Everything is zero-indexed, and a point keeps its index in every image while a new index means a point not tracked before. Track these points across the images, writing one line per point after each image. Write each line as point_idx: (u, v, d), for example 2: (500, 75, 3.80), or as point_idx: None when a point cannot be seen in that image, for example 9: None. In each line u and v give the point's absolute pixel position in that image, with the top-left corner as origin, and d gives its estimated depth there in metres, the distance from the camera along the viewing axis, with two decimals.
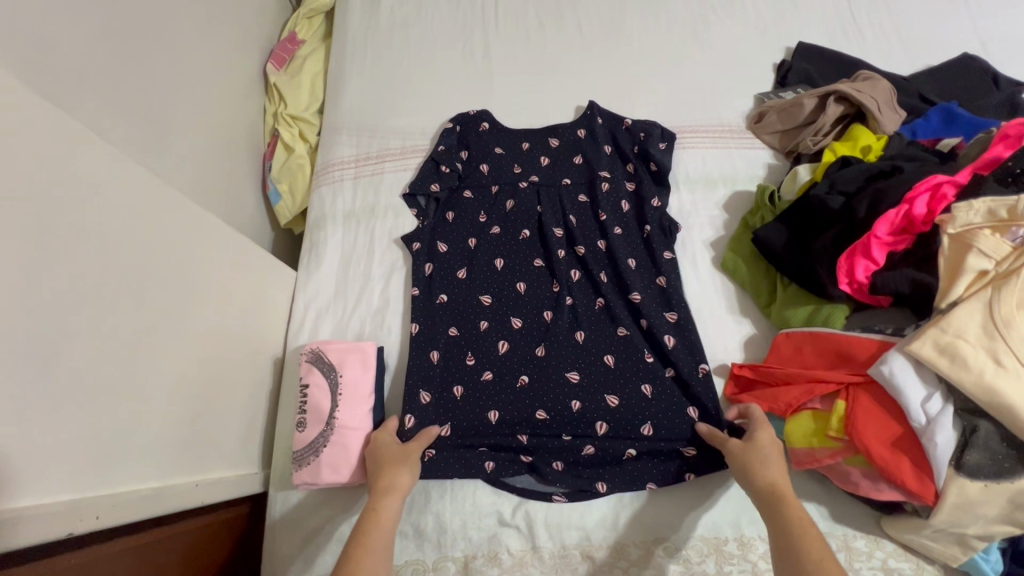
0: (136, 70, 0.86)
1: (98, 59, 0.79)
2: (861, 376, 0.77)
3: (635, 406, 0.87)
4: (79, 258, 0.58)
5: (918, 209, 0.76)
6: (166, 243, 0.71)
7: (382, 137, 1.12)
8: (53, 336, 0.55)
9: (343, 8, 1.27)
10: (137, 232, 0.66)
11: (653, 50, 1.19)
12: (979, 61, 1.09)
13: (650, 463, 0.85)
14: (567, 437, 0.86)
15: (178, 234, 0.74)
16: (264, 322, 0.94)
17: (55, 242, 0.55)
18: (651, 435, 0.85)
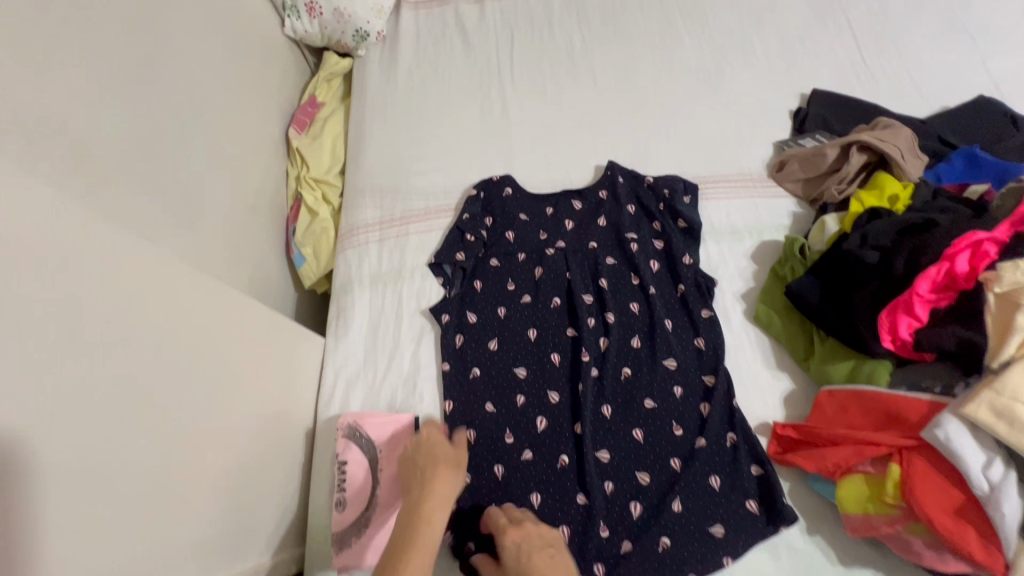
0: (166, 153, 0.87)
1: (127, 147, 0.79)
2: (914, 438, 0.75)
3: (664, 482, 0.87)
4: (116, 364, 0.58)
5: (960, 265, 0.75)
6: (197, 333, 0.71)
7: (405, 198, 1.13)
8: (86, 450, 0.54)
9: (360, 70, 1.29)
10: (169, 327, 0.66)
11: (669, 101, 1.20)
12: (995, 103, 1.10)
13: (688, 548, 0.82)
14: (606, 528, 0.84)
15: (208, 321, 0.73)
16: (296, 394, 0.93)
17: (83, 353, 0.54)
18: (681, 512, 0.84)
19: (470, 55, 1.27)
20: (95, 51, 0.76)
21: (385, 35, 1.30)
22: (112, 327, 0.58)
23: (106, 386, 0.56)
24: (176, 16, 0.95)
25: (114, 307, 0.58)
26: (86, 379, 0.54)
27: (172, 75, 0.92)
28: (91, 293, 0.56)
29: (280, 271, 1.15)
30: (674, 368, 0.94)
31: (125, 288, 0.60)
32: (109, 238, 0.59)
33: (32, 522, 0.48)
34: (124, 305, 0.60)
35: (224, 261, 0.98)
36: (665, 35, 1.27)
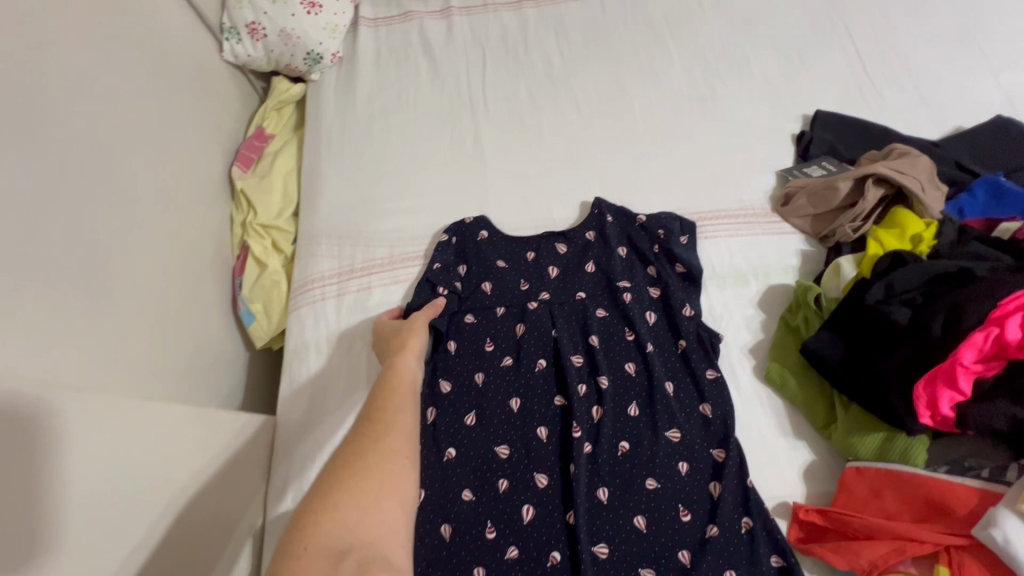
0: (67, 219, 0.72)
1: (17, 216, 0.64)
2: (963, 535, 0.65)
3: None
4: None
5: (1011, 332, 0.64)
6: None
7: (367, 245, 0.99)
8: None
9: (313, 96, 1.14)
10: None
11: (658, 125, 1.08)
12: (1015, 124, 1.00)
13: None
14: None
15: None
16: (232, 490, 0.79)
17: None
18: None
19: (438, 77, 1.14)
20: None
21: (341, 56, 1.16)
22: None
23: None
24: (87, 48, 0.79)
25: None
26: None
27: (79, 122, 0.76)
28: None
29: (226, 331, 1.01)
30: (677, 440, 0.82)
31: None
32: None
33: None
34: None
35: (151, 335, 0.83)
36: (652, 51, 1.15)
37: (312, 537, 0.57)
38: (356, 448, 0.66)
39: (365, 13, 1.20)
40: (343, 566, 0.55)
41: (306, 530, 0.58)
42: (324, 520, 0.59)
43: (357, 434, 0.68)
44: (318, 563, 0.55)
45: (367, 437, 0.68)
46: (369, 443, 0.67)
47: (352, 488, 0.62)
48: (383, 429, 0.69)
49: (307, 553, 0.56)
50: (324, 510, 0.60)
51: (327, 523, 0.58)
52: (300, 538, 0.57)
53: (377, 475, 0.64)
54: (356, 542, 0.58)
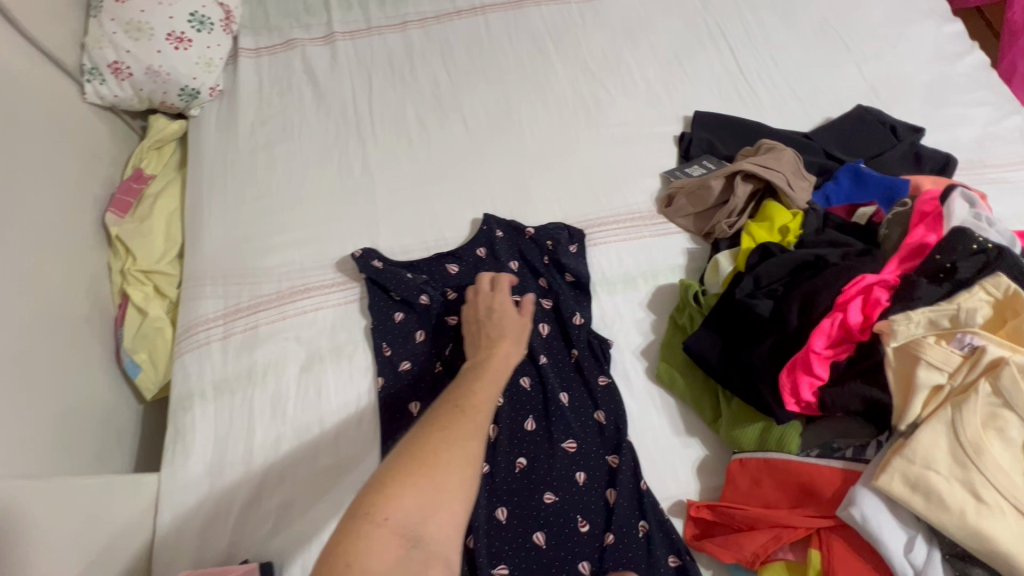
0: None
1: None
2: (830, 517, 0.67)
3: None
4: None
5: (853, 316, 0.67)
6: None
7: (253, 283, 0.96)
8: None
9: (194, 133, 1.11)
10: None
11: (544, 136, 1.10)
12: (873, 112, 1.06)
13: None
14: None
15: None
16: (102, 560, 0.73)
17: None
18: None
19: (324, 103, 1.13)
20: None
21: (221, 89, 1.13)
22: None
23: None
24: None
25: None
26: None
27: None
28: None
29: (111, 385, 0.95)
30: (574, 451, 0.81)
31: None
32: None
33: None
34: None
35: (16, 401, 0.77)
36: (537, 64, 1.17)
37: (390, 510, 0.50)
38: (447, 425, 0.58)
39: (244, 43, 1.18)
40: (411, 555, 0.49)
41: (385, 501, 0.50)
42: (400, 494, 0.51)
43: (448, 410, 0.60)
44: (387, 546, 0.48)
45: (456, 421, 0.59)
46: (460, 428, 0.58)
47: (440, 468, 0.54)
48: (474, 417, 0.60)
49: (378, 529, 0.49)
50: (405, 482, 0.52)
51: (405, 499, 0.51)
52: (375, 508, 0.50)
53: (460, 467, 0.55)
54: (428, 532, 0.50)
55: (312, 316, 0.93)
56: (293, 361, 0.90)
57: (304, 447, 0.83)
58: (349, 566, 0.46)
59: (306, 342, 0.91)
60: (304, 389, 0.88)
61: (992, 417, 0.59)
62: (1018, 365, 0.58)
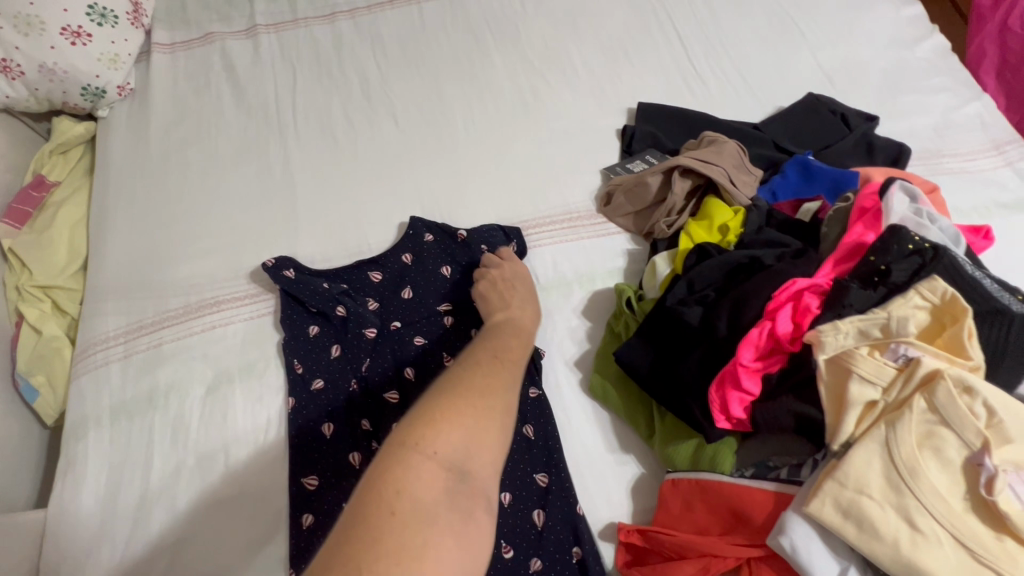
0: None
1: None
2: (760, 546, 0.61)
3: None
4: None
5: (783, 325, 0.61)
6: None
7: (157, 297, 0.89)
8: None
9: (102, 135, 1.03)
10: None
11: (478, 132, 1.03)
12: (824, 100, 1.01)
13: None
14: None
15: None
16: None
17: None
18: None
19: (243, 101, 1.05)
20: None
21: (131, 88, 1.05)
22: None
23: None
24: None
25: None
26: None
27: None
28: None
29: (4, 411, 0.87)
30: (500, 468, 0.73)
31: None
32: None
33: None
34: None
35: None
36: (473, 55, 1.10)
37: (438, 443, 0.49)
38: (486, 373, 0.58)
39: (157, 39, 1.10)
40: (458, 487, 0.47)
41: (433, 431, 0.49)
42: (447, 426, 0.50)
43: (484, 361, 0.61)
44: (434, 476, 0.47)
45: (494, 369, 0.59)
46: (498, 376, 0.58)
47: (485, 407, 0.53)
48: (508, 369, 0.61)
49: (427, 460, 0.47)
50: (452, 415, 0.51)
51: (453, 430, 0.50)
52: (424, 438, 0.48)
53: (502, 409, 0.54)
54: (474, 467, 0.49)
55: (220, 332, 0.86)
56: (199, 382, 0.83)
57: (206, 476, 0.77)
58: (397, 495, 0.44)
59: (212, 360, 0.84)
60: (209, 413, 0.81)
61: (929, 435, 0.53)
62: (954, 379, 0.53)
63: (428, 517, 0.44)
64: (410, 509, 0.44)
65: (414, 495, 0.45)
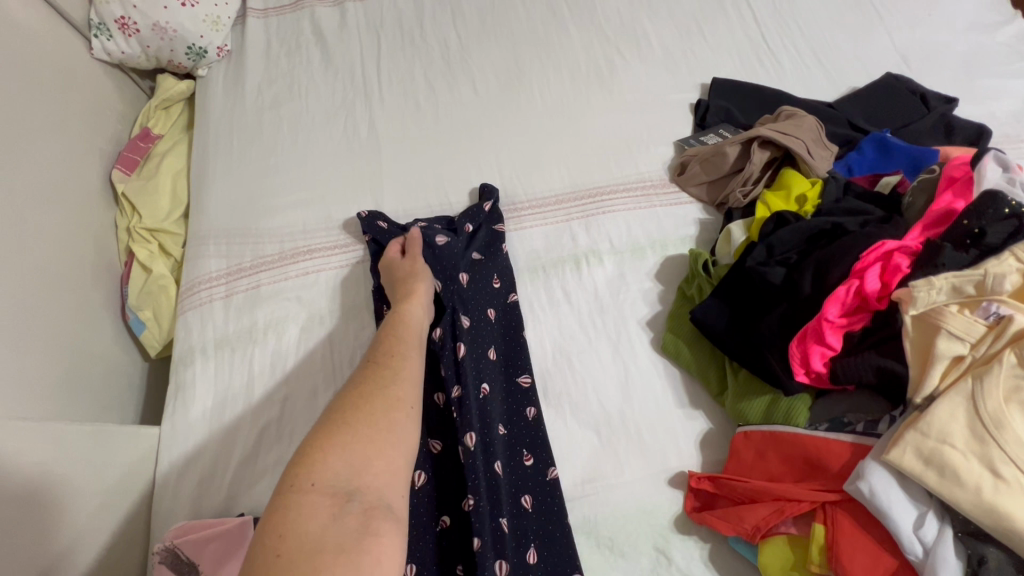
0: None
1: None
2: (837, 491, 0.64)
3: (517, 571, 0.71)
4: None
5: (871, 283, 0.64)
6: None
7: (256, 242, 0.96)
8: None
9: (202, 92, 1.10)
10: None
11: (555, 101, 1.06)
12: (903, 80, 1.01)
13: None
14: None
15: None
16: (94, 508, 0.74)
17: None
18: None
19: (331, 65, 1.11)
20: None
21: (229, 49, 1.12)
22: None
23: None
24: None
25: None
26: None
27: None
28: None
29: (115, 340, 0.96)
30: (507, 434, 0.79)
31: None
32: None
33: None
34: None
35: (24, 347, 0.78)
36: (550, 28, 1.14)
37: (317, 476, 0.51)
38: (364, 392, 0.60)
39: (253, 4, 1.16)
40: (347, 509, 0.49)
41: (309, 467, 0.51)
42: (325, 458, 0.52)
43: (362, 376, 0.63)
44: (319, 507, 0.48)
45: (375, 381, 0.62)
46: (376, 387, 0.61)
47: (359, 428, 0.55)
48: (388, 372, 0.64)
49: (308, 493, 0.49)
50: (330, 447, 0.53)
51: (331, 460, 0.52)
52: (301, 478, 0.50)
53: (383, 419, 0.57)
54: (361, 485, 0.51)
55: (314, 277, 0.92)
56: (294, 321, 0.89)
57: (300, 407, 0.83)
58: (281, 538, 0.46)
59: (306, 303, 0.91)
60: (305, 351, 0.87)
61: (1015, 389, 0.55)
62: None
63: (319, 547, 0.45)
64: (296, 547, 0.45)
65: (299, 531, 0.46)
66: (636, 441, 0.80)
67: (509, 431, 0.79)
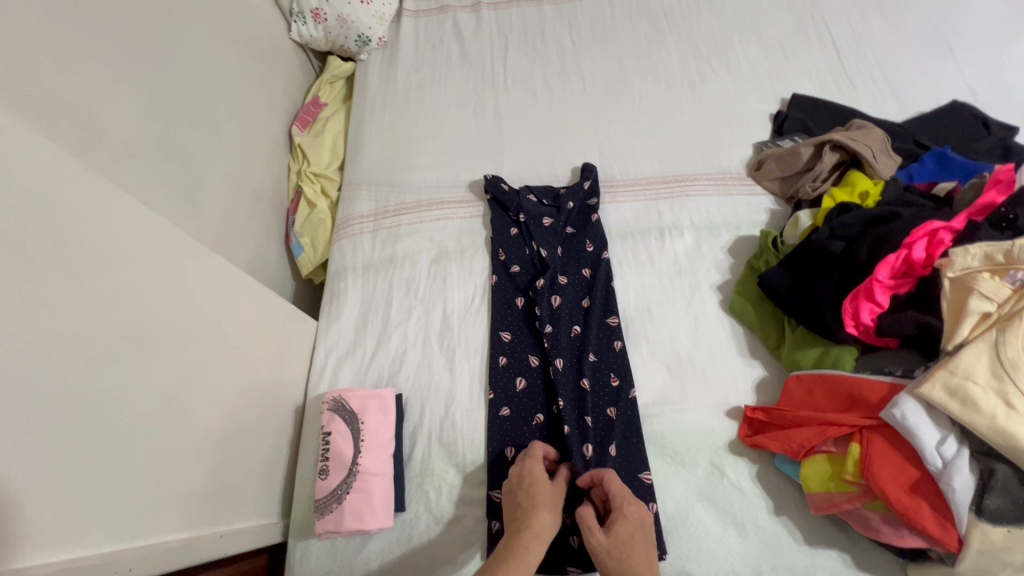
0: (183, 143, 0.94)
1: (151, 131, 0.87)
2: (874, 418, 0.78)
3: (602, 458, 0.88)
4: (127, 321, 0.64)
5: (917, 253, 0.79)
6: (155, 304, 0.69)
7: (399, 192, 1.19)
8: (103, 389, 0.61)
9: (362, 72, 1.36)
10: (139, 292, 0.67)
11: (651, 102, 1.25)
12: (968, 107, 1.14)
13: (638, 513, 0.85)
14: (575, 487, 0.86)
15: (179, 292, 0.73)
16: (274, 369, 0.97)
17: (101, 309, 0.61)
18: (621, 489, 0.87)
19: (466, 59, 1.34)
20: (124, 44, 0.84)
21: (386, 40, 1.38)
22: (83, 289, 0.59)
23: (76, 347, 0.58)
24: (185, 10, 1.00)
25: (83, 271, 0.59)
26: (37, 337, 0.54)
27: (196, 78, 1.00)
28: (64, 252, 0.57)
29: (281, 259, 1.20)
30: (596, 360, 0.97)
31: (100, 247, 0.62)
32: (88, 194, 0.61)
33: (49, 447, 0.55)
34: (82, 265, 0.59)
35: (230, 244, 1.03)
36: (651, 42, 1.33)
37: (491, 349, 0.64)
38: None
39: (407, 6, 1.42)
40: None
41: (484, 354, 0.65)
42: None
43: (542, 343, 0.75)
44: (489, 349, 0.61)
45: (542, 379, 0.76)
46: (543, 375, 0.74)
47: None
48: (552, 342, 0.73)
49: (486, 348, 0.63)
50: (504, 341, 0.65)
51: None
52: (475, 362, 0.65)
53: None
54: None
55: (442, 223, 1.14)
56: (426, 254, 1.11)
57: (427, 320, 1.03)
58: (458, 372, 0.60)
59: (437, 242, 1.12)
60: (433, 278, 1.08)
61: None
62: None
63: None
64: None
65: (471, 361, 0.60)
66: (701, 378, 0.95)
67: (596, 357, 0.97)
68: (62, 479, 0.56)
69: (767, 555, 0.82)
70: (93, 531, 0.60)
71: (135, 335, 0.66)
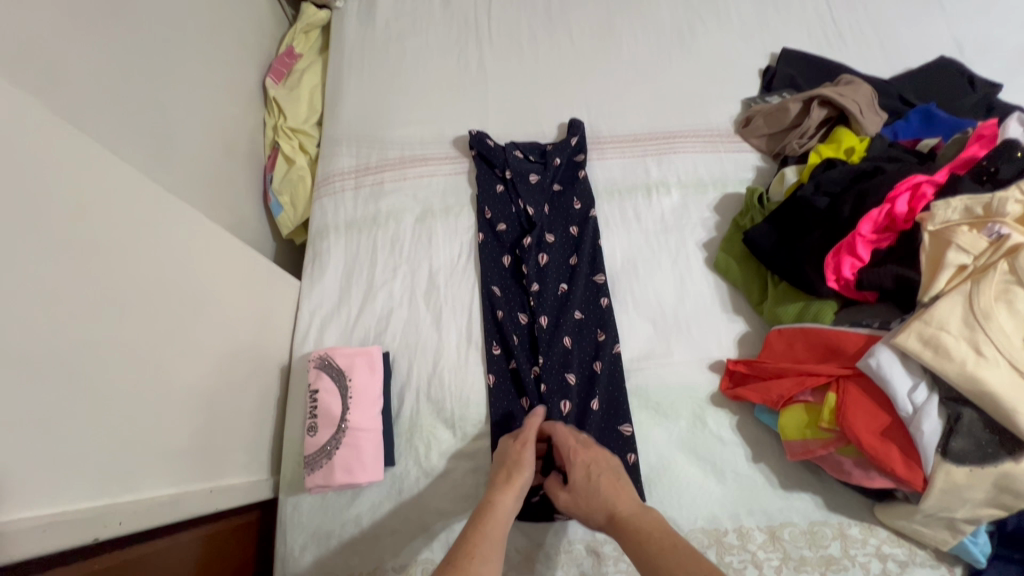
0: (153, 91, 0.89)
1: (118, 76, 0.82)
2: (850, 368, 0.81)
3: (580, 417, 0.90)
4: (102, 274, 0.62)
5: (900, 207, 0.81)
6: (132, 256, 0.66)
7: (381, 148, 1.15)
8: (84, 344, 0.59)
9: (339, 21, 1.29)
10: (115, 244, 0.64)
11: (640, 56, 1.22)
12: (955, 64, 1.14)
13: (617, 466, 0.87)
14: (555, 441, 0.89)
15: (155, 243, 0.70)
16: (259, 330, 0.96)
17: (75, 261, 0.59)
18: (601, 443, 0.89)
19: (448, 9, 1.28)
20: None
21: None
22: (54, 238, 0.56)
23: (49, 298, 0.55)
24: None
25: (51, 219, 0.56)
26: (5, 287, 0.51)
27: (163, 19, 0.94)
28: (29, 199, 0.54)
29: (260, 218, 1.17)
30: (581, 318, 0.97)
31: (70, 193, 0.58)
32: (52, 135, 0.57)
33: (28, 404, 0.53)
34: (49, 213, 0.56)
35: (208, 202, 0.99)
36: None
37: None
38: None
39: None
40: None
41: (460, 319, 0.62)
42: None
43: None
44: None
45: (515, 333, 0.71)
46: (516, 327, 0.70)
47: None
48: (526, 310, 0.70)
49: None
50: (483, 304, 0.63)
51: None
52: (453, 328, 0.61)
53: None
54: None
55: (427, 180, 1.11)
56: (410, 213, 1.08)
57: (411, 278, 1.02)
58: None
59: (421, 200, 1.10)
60: (419, 236, 1.06)
61: (1005, 291, 0.71)
62: None
63: None
64: None
65: None
66: (685, 334, 0.97)
67: (583, 315, 0.98)
68: (49, 433, 0.55)
69: (745, 500, 0.86)
70: (81, 486, 0.59)
71: (112, 288, 0.63)
